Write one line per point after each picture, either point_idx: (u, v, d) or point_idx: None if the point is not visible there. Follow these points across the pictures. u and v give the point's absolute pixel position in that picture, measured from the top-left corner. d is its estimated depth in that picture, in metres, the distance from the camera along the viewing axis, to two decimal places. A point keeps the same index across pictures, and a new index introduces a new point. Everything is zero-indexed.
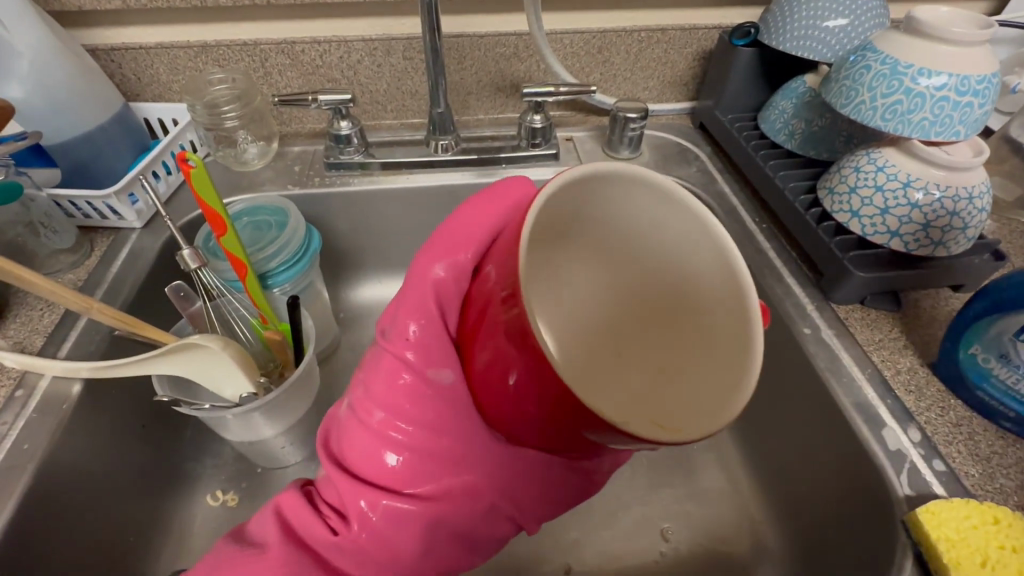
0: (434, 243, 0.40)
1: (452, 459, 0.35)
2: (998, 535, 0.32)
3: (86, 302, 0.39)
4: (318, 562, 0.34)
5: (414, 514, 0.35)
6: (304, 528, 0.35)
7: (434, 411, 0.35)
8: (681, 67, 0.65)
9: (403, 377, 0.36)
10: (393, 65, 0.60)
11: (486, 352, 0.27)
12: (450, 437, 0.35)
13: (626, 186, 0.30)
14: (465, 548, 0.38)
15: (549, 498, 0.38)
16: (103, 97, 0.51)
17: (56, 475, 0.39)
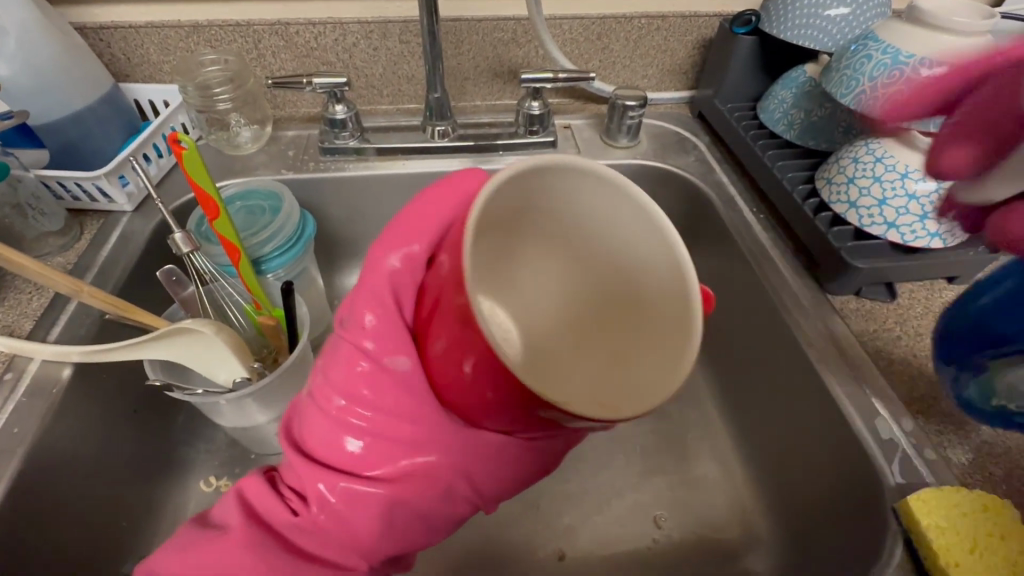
0: (392, 229, 0.39)
1: (410, 444, 0.35)
2: (987, 522, 0.33)
3: (77, 285, 0.38)
4: (281, 544, 0.35)
5: (374, 497, 0.35)
6: (267, 510, 0.36)
7: (392, 398, 0.34)
8: (681, 54, 0.65)
9: (361, 364, 0.35)
10: (389, 48, 0.59)
11: (443, 336, 0.26)
12: (407, 423, 0.34)
13: (571, 176, 0.29)
14: (427, 528, 0.38)
15: (513, 480, 0.38)
16: (92, 76, 0.50)
17: (47, 459, 0.38)
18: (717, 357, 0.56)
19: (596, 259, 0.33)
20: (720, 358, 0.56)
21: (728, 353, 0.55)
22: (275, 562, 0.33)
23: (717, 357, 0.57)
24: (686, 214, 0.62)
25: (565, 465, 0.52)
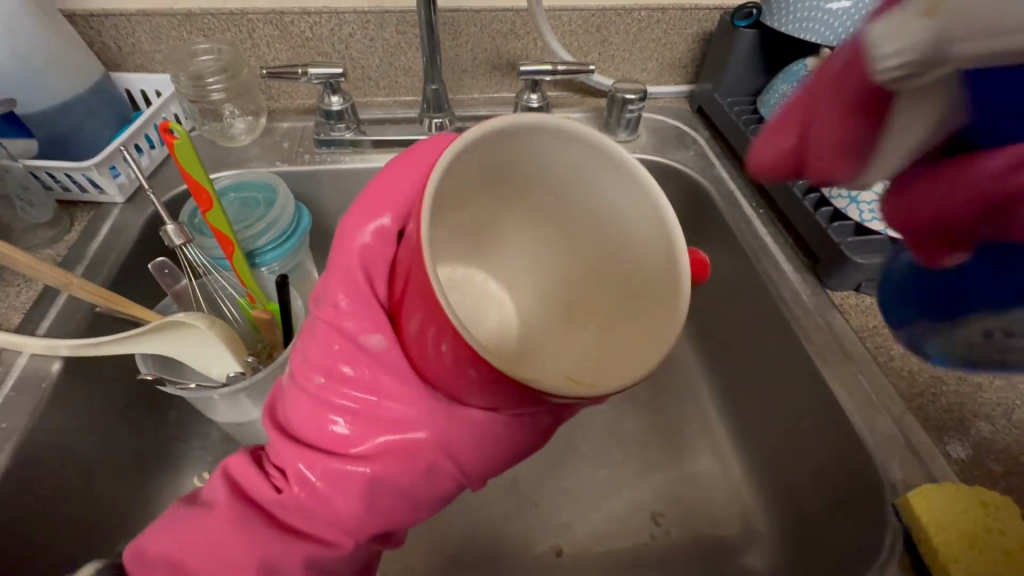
0: (361, 204, 0.39)
1: (389, 420, 0.34)
2: (985, 517, 0.32)
3: (65, 276, 0.37)
4: (265, 521, 0.35)
5: (354, 475, 0.34)
6: (252, 487, 0.36)
7: (370, 373, 0.34)
8: (681, 48, 0.64)
9: (339, 343, 0.35)
10: (386, 39, 0.58)
11: (416, 309, 0.27)
12: (386, 397, 0.34)
13: (545, 139, 0.30)
14: (414, 508, 0.36)
15: (501, 458, 0.36)
16: (82, 65, 0.49)
17: (36, 455, 0.38)
18: (715, 353, 0.56)
19: (575, 227, 0.34)
20: (719, 354, 0.56)
21: (727, 348, 0.54)
22: (257, 538, 0.33)
23: (716, 353, 0.56)
24: (685, 209, 0.61)
25: (563, 461, 0.52)
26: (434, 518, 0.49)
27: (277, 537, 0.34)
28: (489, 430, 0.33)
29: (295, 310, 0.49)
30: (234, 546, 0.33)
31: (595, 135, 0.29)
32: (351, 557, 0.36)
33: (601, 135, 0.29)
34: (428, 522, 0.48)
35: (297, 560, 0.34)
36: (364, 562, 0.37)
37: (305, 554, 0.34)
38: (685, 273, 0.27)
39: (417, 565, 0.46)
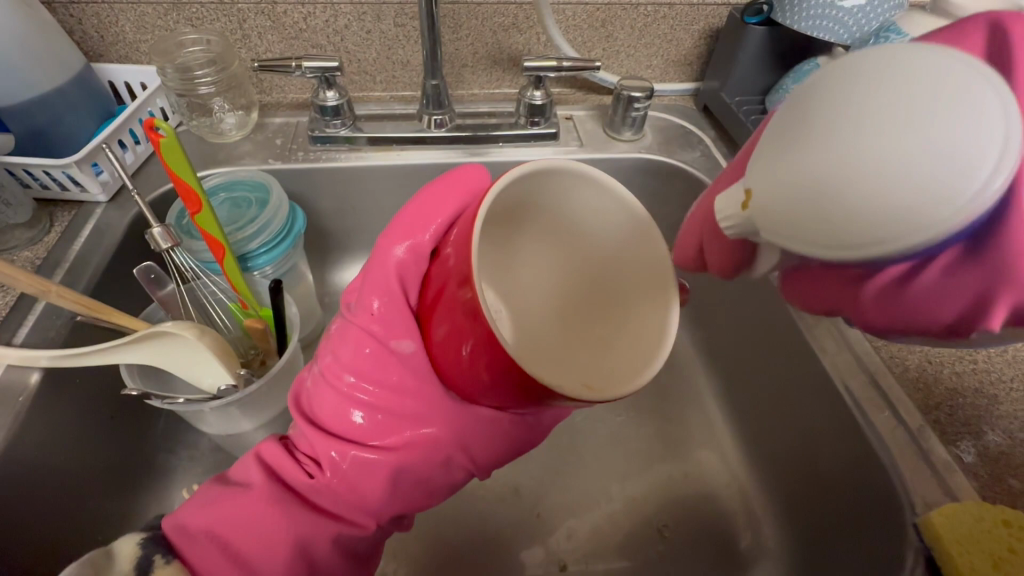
0: (399, 218, 0.38)
1: (413, 417, 0.35)
2: (1010, 537, 0.31)
3: (44, 285, 0.35)
4: (300, 503, 0.35)
5: (383, 463, 0.35)
6: (284, 472, 0.35)
7: (399, 377, 0.35)
8: (687, 45, 0.62)
9: (369, 346, 0.36)
10: (384, 32, 0.56)
11: (444, 321, 0.27)
12: (411, 397, 0.35)
13: (573, 180, 0.30)
14: (428, 495, 0.38)
15: (507, 449, 0.39)
16: (61, 56, 0.46)
17: (12, 473, 0.36)
18: (723, 360, 0.55)
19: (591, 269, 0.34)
20: (726, 361, 0.55)
21: (734, 356, 0.53)
22: (295, 521, 0.33)
23: (723, 360, 0.55)
24: (692, 212, 0.60)
25: (567, 471, 0.51)
26: (433, 531, 0.47)
27: (312, 518, 0.34)
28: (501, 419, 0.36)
29: (289, 316, 0.47)
30: (277, 528, 0.33)
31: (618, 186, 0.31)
32: (372, 537, 0.37)
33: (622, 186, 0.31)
34: (427, 536, 0.47)
35: (328, 541, 0.34)
36: (381, 542, 0.38)
37: (334, 535, 0.35)
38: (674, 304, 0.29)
39: None
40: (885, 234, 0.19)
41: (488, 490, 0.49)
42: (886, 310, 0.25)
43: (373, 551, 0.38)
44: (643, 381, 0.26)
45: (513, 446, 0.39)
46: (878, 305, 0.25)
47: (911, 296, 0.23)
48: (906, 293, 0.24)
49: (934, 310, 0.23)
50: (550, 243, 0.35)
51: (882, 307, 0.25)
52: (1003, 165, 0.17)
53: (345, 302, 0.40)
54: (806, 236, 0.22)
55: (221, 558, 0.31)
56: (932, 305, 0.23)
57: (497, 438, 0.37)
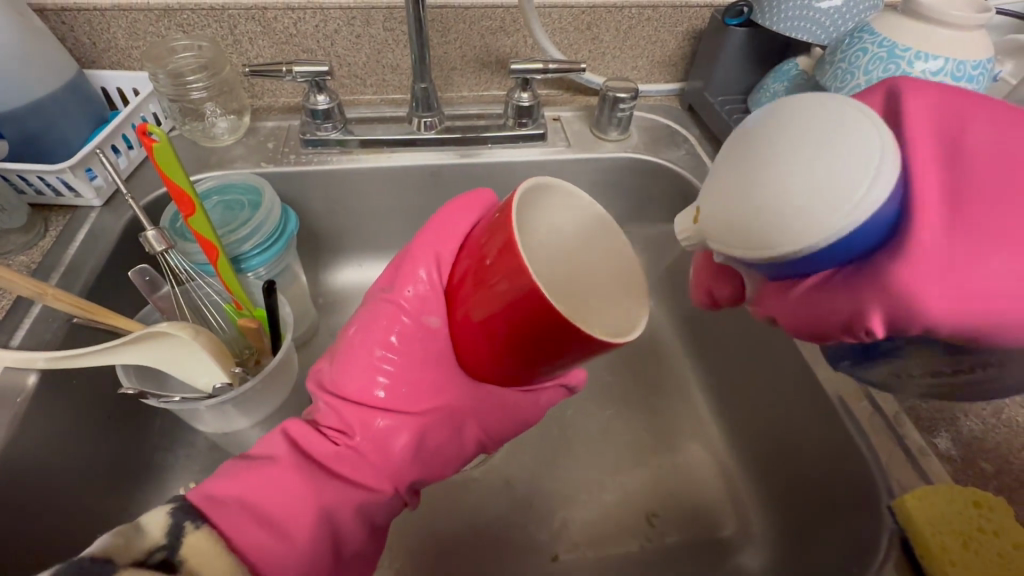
0: (434, 222, 0.39)
1: (430, 392, 0.37)
2: (978, 519, 0.32)
3: (40, 287, 0.35)
4: (322, 471, 0.36)
5: (403, 432, 0.38)
6: (310, 445, 0.37)
7: (421, 354, 0.37)
8: (672, 46, 0.64)
9: (401, 327, 0.37)
10: (373, 36, 0.57)
11: (468, 295, 0.29)
12: (428, 375, 0.37)
13: (566, 203, 0.32)
14: (443, 467, 0.40)
15: (516, 428, 0.41)
16: (52, 63, 0.47)
17: (12, 473, 0.36)
18: (710, 353, 0.56)
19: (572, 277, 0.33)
20: (713, 355, 0.56)
21: (720, 348, 0.54)
22: (324, 489, 0.35)
23: (709, 354, 0.56)
24: (678, 209, 0.61)
25: (558, 463, 0.52)
26: (426, 525, 0.48)
27: (337, 484, 0.35)
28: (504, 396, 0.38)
29: (283, 317, 0.48)
30: (305, 498, 0.33)
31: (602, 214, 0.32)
32: (389, 510, 0.38)
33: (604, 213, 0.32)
34: (422, 529, 0.48)
35: (351, 508, 0.35)
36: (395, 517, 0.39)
37: (359, 503, 0.36)
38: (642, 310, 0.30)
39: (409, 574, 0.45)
40: (768, 236, 0.24)
41: (481, 484, 0.50)
42: (803, 314, 0.27)
43: (387, 523, 0.39)
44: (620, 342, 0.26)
45: (520, 423, 0.41)
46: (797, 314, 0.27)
47: (824, 299, 0.25)
48: (817, 299, 0.26)
49: (840, 315, 0.25)
50: (550, 254, 0.33)
51: (801, 311, 0.27)
52: (873, 183, 0.21)
53: (378, 286, 0.41)
54: (728, 236, 0.26)
55: (254, 525, 0.31)
56: (838, 309, 0.25)
57: (511, 414, 0.40)
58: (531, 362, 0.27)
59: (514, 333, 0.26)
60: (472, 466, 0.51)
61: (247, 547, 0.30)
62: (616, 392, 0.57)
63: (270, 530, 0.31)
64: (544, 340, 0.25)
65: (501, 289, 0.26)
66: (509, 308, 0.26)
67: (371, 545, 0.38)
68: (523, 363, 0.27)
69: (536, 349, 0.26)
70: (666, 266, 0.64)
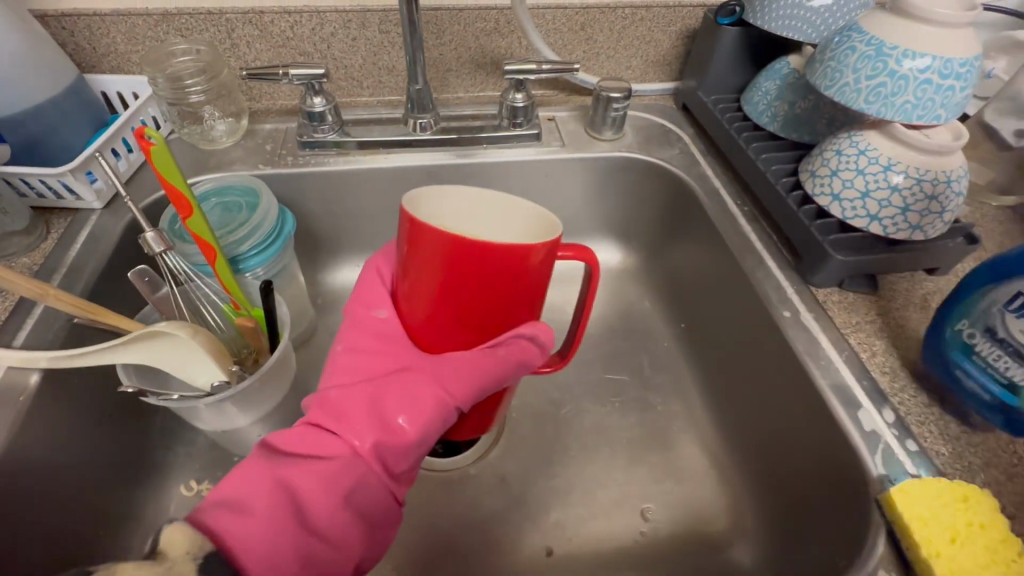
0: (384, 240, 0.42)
1: (388, 367, 0.35)
2: (968, 513, 0.32)
3: (41, 288, 0.36)
4: (294, 459, 0.33)
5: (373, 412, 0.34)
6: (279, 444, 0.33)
7: (369, 338, 0.36)
8: (665, 46, 0.64)
9: (355, 317, 0.37)
10: (369, 38, 0.58)
11: (406, 266, 0.32)
12: (379, 351, 0.36)
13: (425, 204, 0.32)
14: (426, 445, 0.35)
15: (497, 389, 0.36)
16: (53, 69, 0.48)
17: (16, 469, 0.37)
18: (705, 350, 0.57)
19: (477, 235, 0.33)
20: (707, 352, 0.56)
21: (715, 345, 0.55)
22: (302, 484, 0.31)
23: (704, 351, 0.57)
24: (673, 207, 0.61)
25: (554, 459, 0.52)
26: (421, 520, 0.48)
27: (312, 468, 0.32)
28: (470, 363, 0.34)
29: (280, 316, 0.48)
30: (283, 494, 0.31)
31: (443, 189, 0.32)
32: (381, 502, 0.34)
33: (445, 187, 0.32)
34: (419, 525, 0.48)
35: (337, 502, 0.32)
36: (387, 513, 0.34)
37: (344, 495, 0.32)
38: (530, 207, 0.32)
39: (404, 569, 0.46)
40: None
41: (476, 480, 0.51)
42: None
43: (381, 519, 0.34)
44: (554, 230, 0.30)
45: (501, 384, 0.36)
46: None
47: None
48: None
49: None
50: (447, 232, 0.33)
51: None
52: None
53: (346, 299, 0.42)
54: None
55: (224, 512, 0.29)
56: None
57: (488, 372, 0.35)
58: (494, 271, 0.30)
59: (460, 272, 0.30)
60: (469, 462, 0.52)
61: (232, 542, 0.28)
62: (611, 389, 0.57)
63: (253, 526, 0.29)
64: (489, 265, 0.29)
65: (428, 247, 0.30)
66: (444, 256, 0.29)
67: (369, 544, 0.34)
68: (480, 295, 0.31)
69: (500, 260, 0.29)
70: (661, 264, 0.65)
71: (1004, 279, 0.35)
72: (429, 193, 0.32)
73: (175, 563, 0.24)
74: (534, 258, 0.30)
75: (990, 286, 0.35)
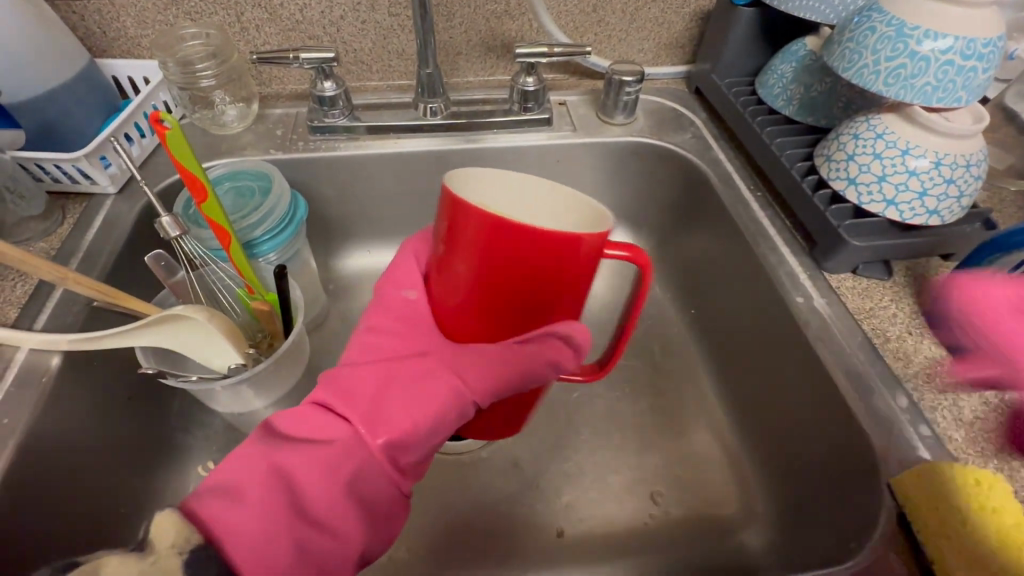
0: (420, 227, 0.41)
1: (410, 352, 0.36)
2: (976, 496, 0.32)
3: (62, 273, 0.37)
4: (300, 446, 0.32)
5: (391, 397, 0.34)
6: (286, 426, 0.33)
7: (394, 321, 0.36)
8: (678, 27, 0.63)
9: (383, 306, 0.37)
10: (378, 21, 0.57)
11: (443, 252, 0.31)
12: (404, 334, 0.36)
13: (467, 185, 0.30)
14: (435, 440, 0.35)
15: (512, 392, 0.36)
16: (65, 53, 0.48)
17: (41, 450, 0.38)
18: (716, 337, 0.57)
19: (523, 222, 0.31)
20: (718, 338, 0.56)
21: (726, 331, 0.55)
22: (304, 477, 0.31)
23: (715, 337, 0.57)
24: (685, 193, 0.61)
25: (564, 443, 0.52)
26: (433, 501, 0.49)
27: (316, 458, 0.32)
28: (493, 356, 0.34)
29: (293, 300, 0.49)
30: (283, 486, 0.30)
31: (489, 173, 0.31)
32: (387, 491, 0.34)
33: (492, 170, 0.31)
34: (432, 507, 0.49)
35: (340, 493, 0.32)
36: (389, 505, 0.34)
37: (347, 486, 0.32)
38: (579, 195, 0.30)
39: (417, 550, 0.47)
40: None
41: (487, 464, 0.51)
42: None
43: (383, 511, 0.34)
44: (606, 217, 0.29)
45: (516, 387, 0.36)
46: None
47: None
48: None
49: None
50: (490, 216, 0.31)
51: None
52: None
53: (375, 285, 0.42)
54: None
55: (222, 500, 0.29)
56: None
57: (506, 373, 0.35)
58: (539, 263, 0.28)
59: (501, 261, 0.28)
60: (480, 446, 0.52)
61: (222, 534, 0.27)
62: (621, 375, 0.57)
63: (247, 516, 0.28)
64: (530, 257, 0.28)
65: (466, 236, 0.28)
66: (482, 246, 0.28)
67: (373, 535, 0.34)
68: (513, 288, 0.29)
69: (547, 251, 0.27)
70: (672, 250, 0.64)
71: (1012, 248, 0.38)
72: (472, 172, 0.30)
73: (157, 558, 0.24)
74: (577, 256, 0.28)
75: (996, 254, 0.39)
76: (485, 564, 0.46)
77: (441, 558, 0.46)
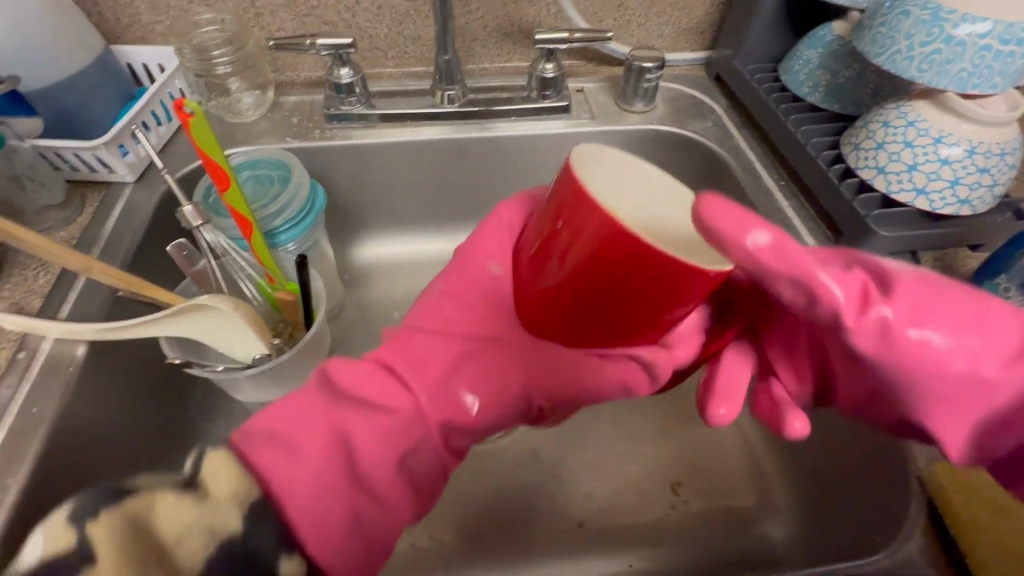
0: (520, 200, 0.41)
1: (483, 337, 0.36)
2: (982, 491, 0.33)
3: (86, 262, 0.36)
4: (358, 408, 0.32)
5: (454, 374, 0.35)
6: (344, 379, 0.32)
7: (477, 297, 0.37)
8: (699, 12, 0.62)
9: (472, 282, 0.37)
10: (395, 6, 0.56)
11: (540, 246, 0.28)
12: (481, 314, 0.36)
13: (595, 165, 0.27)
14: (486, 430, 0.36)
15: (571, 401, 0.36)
16: (81, 38, 0.47)
17: (69, 439, 0.38)
18: None
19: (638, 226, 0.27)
20: None
21: None
22: (358, 440, 0.31)
23: None
24: (705, 182, 0.60)
25: (583, 433, 0.52)
26: (453, 491, 0.49)
27: (375, 425, 0.31)
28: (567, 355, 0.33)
29: (315, 290, 0.49)
30: (337, 446, 0.30)
31: (621, 161, 0.28)
32: (435, 467, 0.34)
33: (625, 159, 0.28)
34: (453, 496, 0.49)
35: (391, 463, 0.31)
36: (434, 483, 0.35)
37: (399, 459, 0.32)
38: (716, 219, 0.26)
39: (438, 539, 0.47)
40: None
41: (507, 454, 0.51)
42: None
43: (428, 487, 0.34)
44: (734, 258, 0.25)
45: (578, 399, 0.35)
46: (718, 388, 0.31)
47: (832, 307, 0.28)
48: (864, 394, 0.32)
49: None
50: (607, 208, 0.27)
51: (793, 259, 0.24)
52: None
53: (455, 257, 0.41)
54: None
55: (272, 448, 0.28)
56: None
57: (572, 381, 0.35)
58: (646, 286, 0.24)
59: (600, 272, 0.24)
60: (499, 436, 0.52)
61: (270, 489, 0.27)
62: None
63: (295, 469, 0.28)
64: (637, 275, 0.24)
65: (579, 235, 0.24)
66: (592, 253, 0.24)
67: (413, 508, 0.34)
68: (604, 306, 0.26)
69: (660, 275, 0.23)
70: None
71: None
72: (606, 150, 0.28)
73: (213, 505, 0.23)
74: (695, 294, 0.24)
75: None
76: (506, 552, 0.46)
77: (462, 546, 0.47)
